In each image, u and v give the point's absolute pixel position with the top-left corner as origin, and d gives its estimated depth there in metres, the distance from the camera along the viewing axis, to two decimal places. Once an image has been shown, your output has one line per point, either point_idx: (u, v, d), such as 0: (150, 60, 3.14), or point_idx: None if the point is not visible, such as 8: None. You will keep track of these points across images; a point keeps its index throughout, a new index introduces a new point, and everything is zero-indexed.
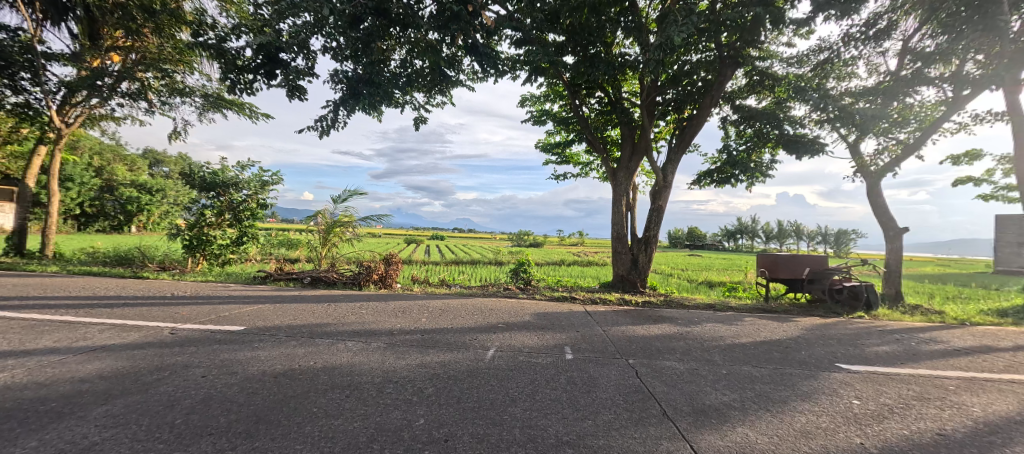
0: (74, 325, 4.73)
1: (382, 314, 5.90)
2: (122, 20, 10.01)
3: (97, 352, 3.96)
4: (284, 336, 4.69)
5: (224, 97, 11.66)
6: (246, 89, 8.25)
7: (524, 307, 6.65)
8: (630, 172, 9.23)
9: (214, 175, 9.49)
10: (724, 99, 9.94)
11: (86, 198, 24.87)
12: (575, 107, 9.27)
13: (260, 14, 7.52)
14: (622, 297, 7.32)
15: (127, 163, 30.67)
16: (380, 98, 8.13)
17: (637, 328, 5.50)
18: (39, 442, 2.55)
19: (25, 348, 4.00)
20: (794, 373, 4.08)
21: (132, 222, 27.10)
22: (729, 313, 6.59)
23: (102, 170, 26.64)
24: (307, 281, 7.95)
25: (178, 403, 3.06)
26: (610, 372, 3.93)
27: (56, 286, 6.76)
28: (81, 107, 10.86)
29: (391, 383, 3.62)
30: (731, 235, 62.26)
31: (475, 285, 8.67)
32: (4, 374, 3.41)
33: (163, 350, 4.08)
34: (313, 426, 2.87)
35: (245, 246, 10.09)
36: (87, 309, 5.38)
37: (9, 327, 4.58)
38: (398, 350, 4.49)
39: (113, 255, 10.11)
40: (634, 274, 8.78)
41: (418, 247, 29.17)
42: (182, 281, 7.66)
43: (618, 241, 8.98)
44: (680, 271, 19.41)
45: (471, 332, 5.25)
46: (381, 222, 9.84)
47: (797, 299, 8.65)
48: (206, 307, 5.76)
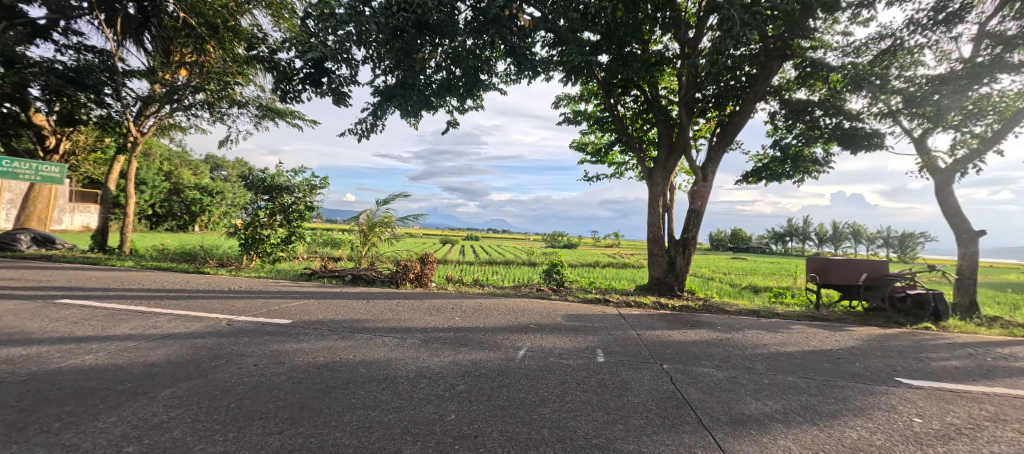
0: (146, 314, 5.22)
1: (417, 312, 6.11)
2: (190, 38, 10.92)
3: (164, 339, 4.35)
4: (327, 330, 4.98)
5: (276, 107, 12.37)
6: (296, 98, 8.68)
7: (556, 308, 6.71)
8: (668, 172, 9.04)
9: (270, 179, 10.15)
10: (770, 93, 9.40)
11: (157, 200, 27.02)
12: (610, 106, 9.11)
13: (308, 25, 7.92)
14: (659, 301, 7.21)
15: (191, 167, 33.06)
16: (416, 102, 8.45)
17: (674, 332, 5.43)
18: (117, 417, 2.87)
19: (106, 333, 4.46)
20: (845, 385, 3.94)
21: (195, 222, 29.17)
22: (774, 320, 6.37)
23: (170, 175, 28.81)
24: (348, 279, 8.33)
25: (232, 389, 3.34)
26: (642, 377, 3.94)
27: (132, 279, 7.44)
28: (154, 118, 11.77)
29: (424, 378, 3.80)
30: (781, 238, 59.59)
31: (508, 286, 8.82)
32: (90, 357, 3.82)
33: (222, 340, 4.43)
34: (352, 415, 3.08)
35: (294, 244, 10.66)
36: (158, 301, 5.90)
37: (93, 315, 5.10)
38: (433, 347, 4.67)
39: (180, 252, 10.95)
40: (670, 277, 8.58)
41: (457, 247, 29.75)
42: (238, 277, 8.26)
43: (655, 243, 8.84)
44: (722, 275, 18.75)
45: (503, 332, 5.37)
46: (418, 223, 10.17)
47: (853, 308, 8.17)
48: (258, 301, 6.17)
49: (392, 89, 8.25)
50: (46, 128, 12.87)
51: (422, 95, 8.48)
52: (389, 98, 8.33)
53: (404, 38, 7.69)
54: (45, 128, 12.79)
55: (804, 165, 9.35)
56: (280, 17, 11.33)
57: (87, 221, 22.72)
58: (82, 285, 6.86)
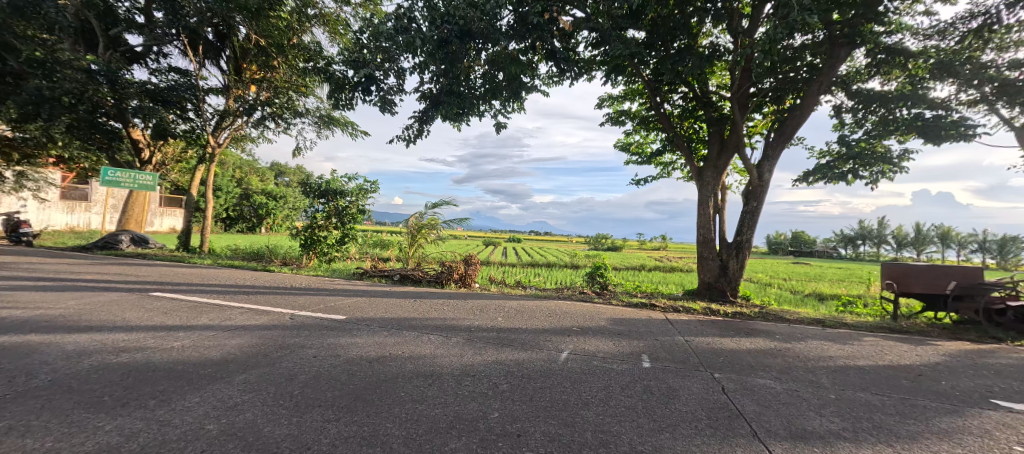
0: (223, 307, 5.75)
1: (459, 311, 6.32)
2: (259, 57, 12.02)
3: (238, 330, 4.78)
4: (377, 327, 5.26)
5: (335, 116, 13.13)
6: (347, 106, 9.15)
7: (600, 311, 6.70)
8: (720, 171, 8.36)
9: (327, 184, 10.81)
10: (836, 85, 8.60)
11: (231, 205, 29.35)
12: (656, 106, 8.60)
13: (360, 39, 8.35)
14: (709, 307, 6.96)
15: (260, 175, 35.68)
16: (462, 107, 8.76)
17: (725, 340, 5.27)
18: (200, 398, 3.21)
19: (189, 323, 4.98)
20: (929, 407, 3.57)
21: (263, 224, 31.27)
22: (843, 331, 5.99)
23: (241, 181, 31.27)
24: (396, 278, 8.71)
25: (295, 378, 3.64)
26: (691, 385, 3.89)
27: (210, 275, 8.21)
28: (229, 129, 12.77)
29: (468, 376, 3.95)
30: (850, 242, 55.48)
31: (550, 288, 8.87)
32: (177, 344, 4.29)
33: (286, 333, 4.80)
34: (402, 407, 3.28)
35: (347, 245, 11.24)
36: (231, 295, 6.47)
37: (179, 307, 5.71)
38: (476, 346, 4.83)
39: (249, 252, 11.83)
40: (721, 281, 8.12)
41: (505, 250, 30.12)
42: (298, 275, 8.86)
43: (704, 246, 8.36)
44: (781, 280, 17.76)
45: (546, 334, 5.45)
46: (463, 225, 10.41)
47: (939, 319, 7.36)
48: (317, 298, 6.61)
49: (437, 96, 8.60)
50: (139, 142, 14.58)
51: (468, 100, 8.71)
52: (435, 105, 8.70)
53: (449, 48, 7.98)
54: (138, 142, 14.51)
55: (875, 163, 8.46)
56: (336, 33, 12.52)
57: (172, 224, 24.97)
58: (170, 280, 7.67)
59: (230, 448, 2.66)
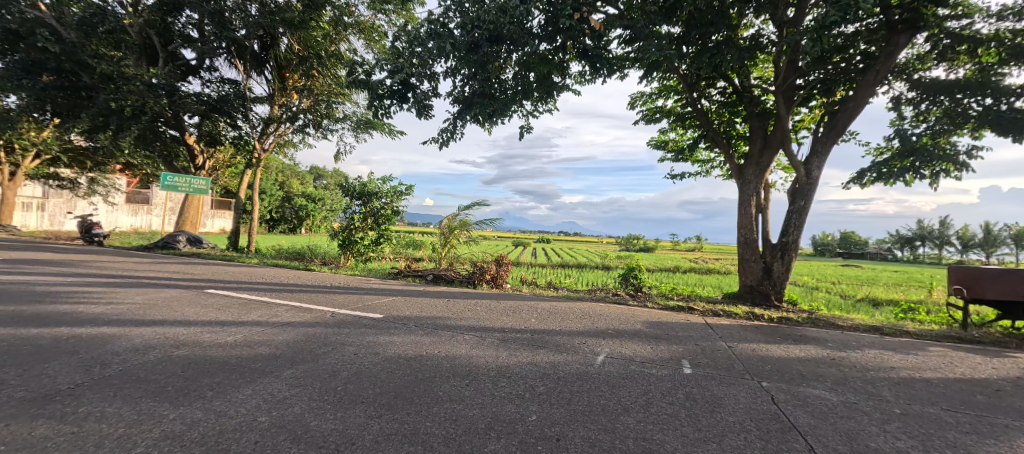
0: (269, 304, 6.00)
1: (492, 312, 6.33)
2: (303, 66, 13.03)
3: (283, 326, 4.95)
4: (413, 326, 5.33)
5: (370, 120, 13.47)
6: (387, 114, 9.33)
7: (635, 314, 6.57)
8: (762, 169, 7.91)
9: (363, 186, 11.12)
10: (894, 74, 8.07)
11: (274, 207, 30.64)
12: (693, 101, 8.22)
13: (395, 46, 8.51)
14: (751, 311, 6.69)
15: (300, 178, 37.07)
16: (494, 109, 8.69)
17: (772, 347, 5.05)
18: (251, 390, 3.34)
19: (239, 319, 5.22)
20: (1008, 425, 3.29)
21: (303, 225, 32.49)
22: (903, 340, 5.61)
23: (282, 184, 32.68)
24: (429, 278, 8.81)
25: (338, 373, 3.73)
26: (737, 393, 3.74)
27: (257, 274, 8.58)
28: (274, 135, 13.58)
29: (505, 377, 3.93)
30: (904, 243, 52.20)
31: (582, 289, 8.77)
32: (229, 339, 4.49)
33: (328, 330, 4.92)
34: (440, 407, 3.28)
35: (382, 246, 11.49)
36: (276, 293, 6.74)
37: (230, 303, 6.00)
38: (510, 347, 4.82)
39: (291, 252, 12.30)
40: (766, 284, 7.75)
41: (538, 251, 30.03)
42: (337, 274, 9.13)
43: (746, 247, 7.98)
44: (827, 285, 16.87)
45: (580, 336, 5.38)
46: (494, 226, 10.44)
47: (1015, 330, 6.75)
48: (355, 296, 6.78)
49: (470, 98, 8.60)
50: (194, 148, 15.28)
51: (500, 102, 8.71)
52: (468, 107, 8.63)
53: (481, 51, 8.04)
54: (195, 149, 15.28)
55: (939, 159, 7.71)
56: (371, 40, 13.58)
57: (224, 224, 26.55)
58: (220, 278, 8.08)
59: (281, 440, 2.73)
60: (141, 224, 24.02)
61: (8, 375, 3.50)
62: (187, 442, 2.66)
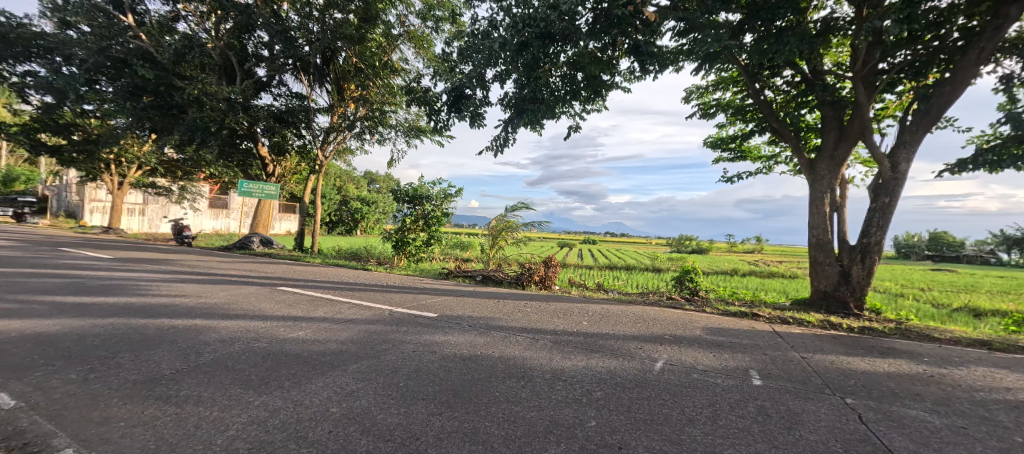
0: (332, 301, 6.32)
1: (543, 313, 6.23)
2: (358, 77, 13.81)
3: (346, 324, 5.20)
4: (467, 325, 5.34)
5: (420, 126, 13.82)
6: (442, 126, 9.40)
7: (692, 319, 6.27)
8: (837, 162, 7.25)
9: (415, 189, 11.40)
10: (1004, 49, 7.08)
11: (332, 210, 32.29)
12: (755, 93, 7.68)
13: (447, 55, 8.65)
14: (827, 320, 6.16)
15: (356, 183, 38.78)
16: (544, 113, 8.63)
17: (854, 360, 4.62)
18: (322, 383, 3.62)
19: (307, 315, 5.57)
20: None
21: (358, 226, 33.97)
22: (1015, 357, 4.94)
23: (340, 188, 34.40)
24: (478, 279, 8.85)
25: (399, 370, 3.87)
26: (817, 410, 3.42)
27: (320, 273, 9.08)
28: (335, 143, 14.70)
29: (561, 380, 3.83)
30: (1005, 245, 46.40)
31: (634, 292, 8.51)
32: (300, 334, 4.84)
33: (386, 328, 5.11)
34: (499, 407, 3.25)
35: (433, 246, 11.71)
36: (338, 291, 7.09)
37: (299, 300, 6.42)
38: (564, 349, 4.70)
39: (350, 252, 12.89)
40: (843, 289, 7.16)
41: (588, 252, 29.54)
42: (391, 273, 9.45)
43: (819, 249, 7.38)
44: (915, 292, 15.20)
45: (634, 340, 5.18)
46: (541, 227, 10.36)
47: None
48: (409, 295, 6.94)
49: (521, 104, 8.54)
50: (267, 159, 16.53)
51: (548, 105, 8.57)
52: (520, 113, 8.63)
53: (531, 53, 7.85)
54: (265, 159, 16.28)
55: None
56: (421, 49, 14.22)
57: (290, 227, 28.33)
58: (289, 276, 8.65)
59: (351, 431, 2.91)
60: (220, 227, 26.50)
61: (124, 361, 4.08)
62: (269, 428, 2.95)
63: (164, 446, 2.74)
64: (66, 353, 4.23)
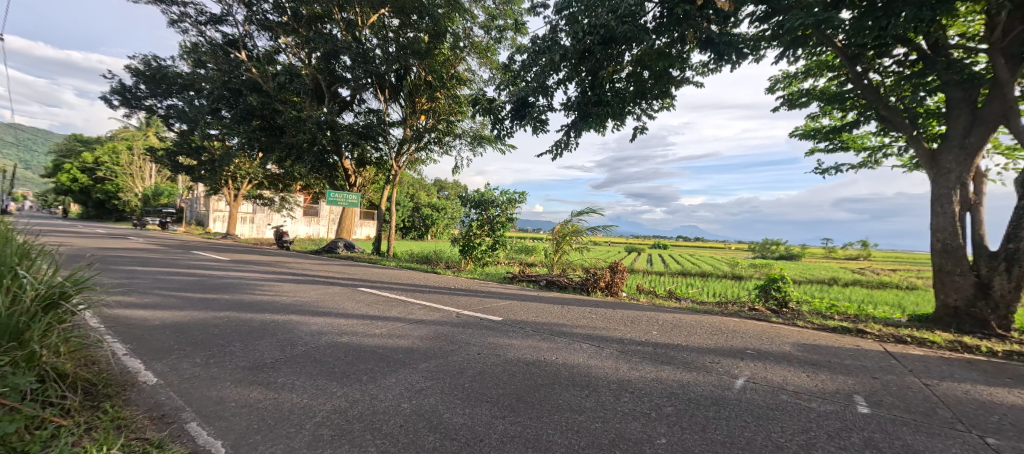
0: (403, 302, 6.48)
1: (611, 321, 5.83)
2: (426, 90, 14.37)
3: (416, 324, 5.28)
4: (530, 330, 5.14)
5: (485, 134, 13.95)
6: (503, 135, 9.24)
7: (780, 333, 5.56)
8: (970, 152, 6.10)
9: (480, 195, 11.46)
10: None
11: (406, 216, 33.85)
12: (857, 77, 6.74)
13: (511, 65, 8.55)
14: (958, 340, 5.15)
15: (427, 190, 40.39)
16: (610, 112, 8.30)
17: (998, 391, 3.76)
18: (395, 379, 3.70)
19: (383, 314, 5.77)
20: None
21: (429, 232, 35.25)
22: None
23: (413, 196, 36.02)
24: (543, 284, 8.64)
25: (465, 371, 3.85)
26: (946, 449, 2.79)
27: (395, 274, 9.45)
28: (407, 154, 15.43)
29: (627, 392, 3.50)
30: None
31: (710, 301, 7.78)
32: (378, 331, 5.01)
33: (453, 329, 5.10)
34: (561, 415, 3.06)
35: (498, 251, 11.70)
36: (410, 292, 7.29)
37: (376, 299, 6.70)
38: (631, 360, 4.33)
39: (421, 256, 13.34)
40: (981, 306, 6.01)
41: (662, 258, 28.09)
42: (459, 276, 9.57)
43: (947, 256, 6.27)
44: None
45: (710, 354, 4.67)
46: (607, 231, 9.91)
47: None
48: (475, 298, 6.91)
49: (585, 106, 8.20)
50: (350, 172, 17.60)
51: (613, 106, 8.19)
52: (584, 117, 8.29)
53: (594, 56, 7.58)
54: (349, 170, 17.40)
55: None
56: (485, 59, 14.45)
57: (368, 232, 29.95)
58: (369, 277, 9.12)
59: (419, 427, 2.92)
60: (313, 233, 28.19)
61: (236, 349, 4.49)
62: (349, 418, 3.07)
63: (263, 427, 2.97)
64: (193, 340, 4.74)
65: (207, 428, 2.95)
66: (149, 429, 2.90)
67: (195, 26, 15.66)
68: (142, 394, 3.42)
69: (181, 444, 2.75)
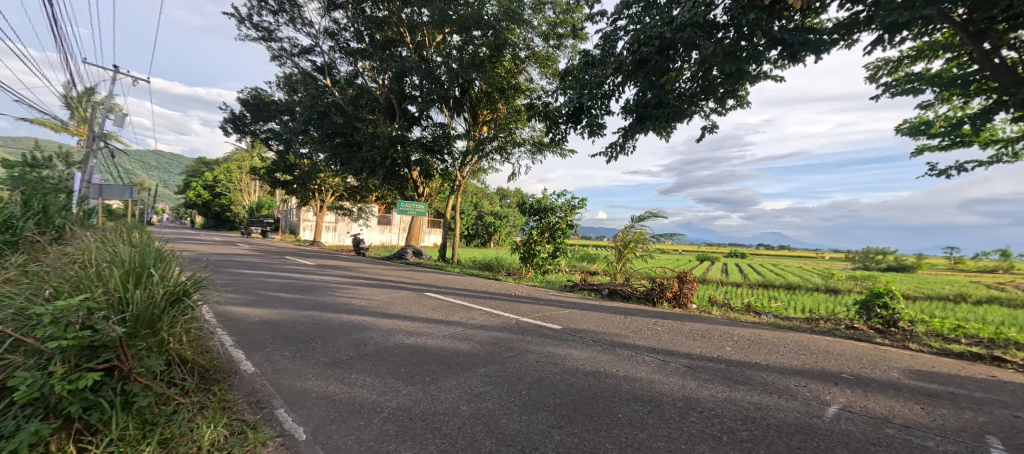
0: (464, 307, 6.45)
1: (678, 335, 5.35)
2: (487, 102, 14.55)
3: (476, 329, 5.18)
4: (590, 340, 4.83)
5: (545, 141, 13.77)
6: (563, 139, 8.90)
7: (886, 356, 4.77)
8: None
9: (538, 202, 11.25)
10: None
11: (470, 223, 34.52)
12: (985, 55, 5.68)
13: (571, 69, 8.03)
14: None
15: (490, 199, 41.00)
16: (671, 117, 7.21)
17: None
18: (455, 382, 3.59)
19: (445, 318, 5.76)
20: None
21: (492, 239, 35.62)
22: None
23: (476, 204, 36.70)
24: (605, 293, 8.25)
25: (523, 378, 3.66)
26: None
27: (458, 280, 9.53)
28: (470, 163, 15.67)
29: (694, 411, 3.11)
30: None
31: (797, 317, 6.95)
32: (441, 334, 4.97)
33: (512, 335, 4.93)
34: (620, 431, 2.77)
35: (559, 258, 11.41)
36: (472, 297, 7.26)
37: (439, 303, 6.73)
38: (700, 377, 3.88)
39: (483, 263, 13.40)
40: None
41: (737, 268, 26.11)
42: (520, 283, 9.44)
43: None
44: None
45: (794, 375, 4.08)
46: (674, 239, 9.28)
47: None
48: (536, 305, 6.70)
49: (643, 109, 7.26)
50: (418, 182, 18.24)
51: (676, 110, 7.09)
52: (642, 120, 7.39)
53: (652, 61, 6.61)
54: (417, 182, 18.03)
55: None
56: (546, 67, 14.32)
57: (435, 239, 30.89)
58: (435, 282, 9.28)
59: (476, 430, 2.77)
60: (387, 240, 29.34)
61: (318, 345, 4.65)
62: (412, 416, 2.99)
63: (337, 418, 2.99)
64: (283, 335, 5.00)
65: (292, 415, 3.03)
66: (246, 411, 3.05)
67: (290, 59, 16.99)
68: (243, 380, 3.62)
69: (271, 426, 2.85)
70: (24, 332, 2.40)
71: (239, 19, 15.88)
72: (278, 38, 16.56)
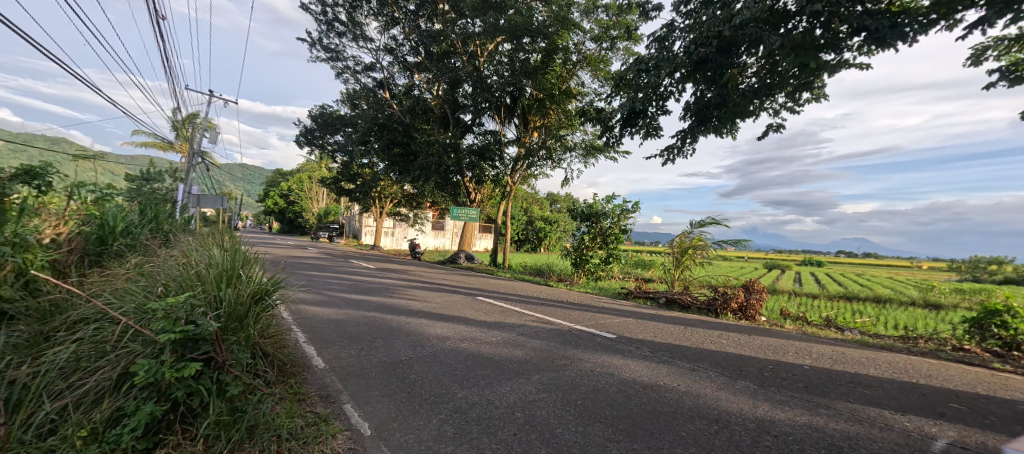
0: (515, 312, 6.37)
1: (746, 349, 4.94)
2: (538, 108, 14.53)
3: (528, 335, 5.08)
4: (649, 351, 4.57)
5: (597, 145, 13.51)
6: (616, 143, 8.59)
7: (1002, 385, 4.11)
8: None
9: (589, 207, 10.91)
10: None
11: (520, 229, 34.65)
12: None
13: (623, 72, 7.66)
14: None
15: (541, 205, 40.98)
16: (736, 117, 6.69)
17: None
18: (511, 387, 3.50)
19: (498, 323, 5.71)
20: None
21: (542, 245, 35.53)
22: None
23: (527, 209, 36.79)
24: (662, 302, 7.85)
25: (578, 387, 3.50)
26: None
27: (509, 286, 9.49)
28: (520, 169, 15.69)
29: (768, 434, 2.82)
30: None
31: (885, 334, 6.21)
32: (493, 339, 4.91)
33: (566, 343, 4.78)
34: (684, 450, 2.55)
35: (612, 264, 11.07)
36: (524, 303, 7.17)
37: (492, 308, 6.70)
38: (774, 397, 3.53)
39: (534, 268, 13.31)
40: None
41: (807, 277, 24.18)
42: (571, 290, 9.23)
43: None
44: None
45: (886, 401, 3.60)
46: (738, 246, 8.66)
47: None
48: (589, 313, 6.48)
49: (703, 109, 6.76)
50: (470, 188, 18.54)
51: (740, 109, 6.57)
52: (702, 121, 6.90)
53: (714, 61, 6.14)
54: (470, 188, 18.33)
55: None
56: (598, 70, 14.08)
57: (486, 245, 31.28)
58: (487, 287, 9.30)
59: (532, 439, 2.67)
60: (441, 245, 30.08)
61: (378, 344, 4.76)
62: (469, 419, 2.94)
63: (397, 416, 3.00)
64: (347, 334, 5.18)
65: (358, 410, 3.08)
66: (318, 405, 3.13)
67: (354, 76, 17.87)
68: (313, 375, 3.75)
69: (340, 421, 2.90)
70: (142, 325, 2.58)
71: (310, 43, 16.96)
72: (344, 57, 17.48)
